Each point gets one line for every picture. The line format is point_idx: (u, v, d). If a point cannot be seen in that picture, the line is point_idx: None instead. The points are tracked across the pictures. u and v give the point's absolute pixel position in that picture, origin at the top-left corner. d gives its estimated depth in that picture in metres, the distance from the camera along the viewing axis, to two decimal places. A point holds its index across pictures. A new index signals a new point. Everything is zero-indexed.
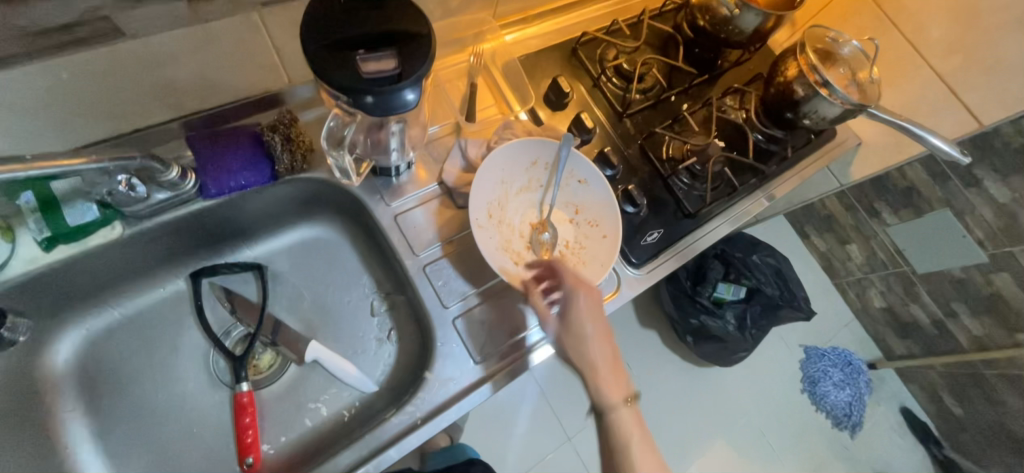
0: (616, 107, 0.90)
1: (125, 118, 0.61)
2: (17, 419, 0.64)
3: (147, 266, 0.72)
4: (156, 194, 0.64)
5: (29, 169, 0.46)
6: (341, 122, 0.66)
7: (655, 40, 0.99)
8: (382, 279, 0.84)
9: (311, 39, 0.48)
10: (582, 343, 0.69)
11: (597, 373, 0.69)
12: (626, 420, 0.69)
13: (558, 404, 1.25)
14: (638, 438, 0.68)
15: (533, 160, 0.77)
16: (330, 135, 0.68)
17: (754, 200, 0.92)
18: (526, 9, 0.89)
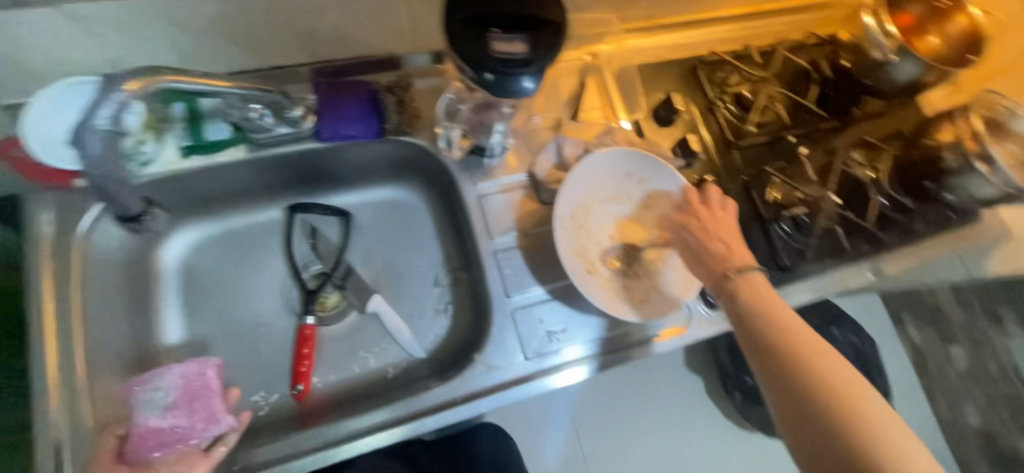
0: (727, 135, 0.84)
1: (267, 54, 0.68)
2: (132, 296, 0.72)
3: (257, 191, 0.79)
4: (278, 128, 0.69)
5: (175, 82, 0.52)
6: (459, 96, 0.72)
7: (787, 73, 0.91)
8: (451, 254, 0.86)
9: (453, 12, 0.50)
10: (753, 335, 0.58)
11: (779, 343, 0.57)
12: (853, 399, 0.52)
13: (580, 423, 1.18)
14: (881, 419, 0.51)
15: (628, 172, 0.75)
16: (446, 108, 0.73)
17: (857, 271, 0.82)
18: (651, 17, 0.86)
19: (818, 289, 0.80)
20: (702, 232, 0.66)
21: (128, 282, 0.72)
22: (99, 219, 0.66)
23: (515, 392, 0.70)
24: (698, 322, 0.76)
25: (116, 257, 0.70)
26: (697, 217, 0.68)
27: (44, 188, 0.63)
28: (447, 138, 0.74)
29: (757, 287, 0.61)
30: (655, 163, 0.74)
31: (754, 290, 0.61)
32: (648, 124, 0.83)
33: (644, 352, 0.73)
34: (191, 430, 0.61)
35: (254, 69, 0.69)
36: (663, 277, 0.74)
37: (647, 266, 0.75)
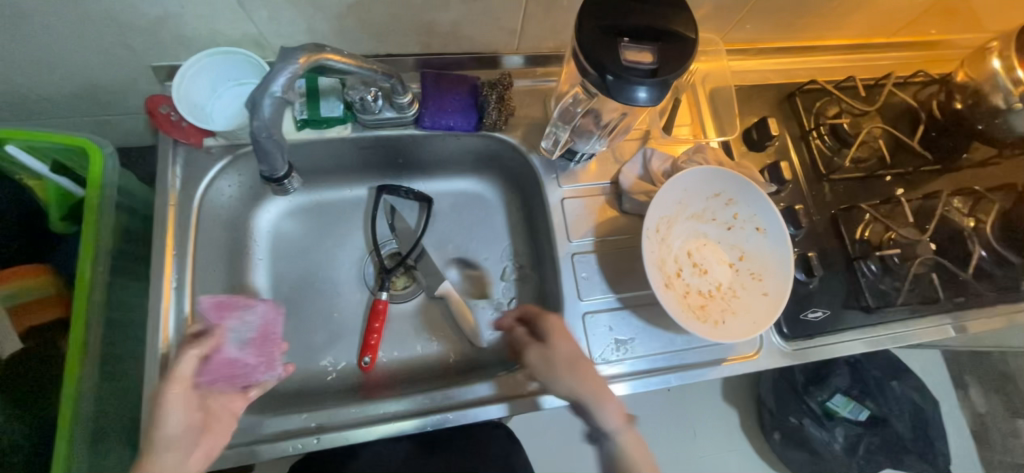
0: (820, 167, 0.82)
1: (384, 43, 0.71)
2: (231, 252, 0.76)
3: (348, 169, 0.82)
4: (386, 111, 0.73)
5: (335, 62, 0.57)
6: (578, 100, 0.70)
7: (892, 110, 0.87)
8: (521, 251, 0.87)
9: (587, 20, 0.51)
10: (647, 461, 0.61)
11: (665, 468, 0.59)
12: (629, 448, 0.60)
13: None
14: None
15: (718, 191, 0.74)
16: (565, 110, 0.71)
17: (935, 326, 0.79)
18: (753, 41, 0.86)
19: (890, 339, 0.78)
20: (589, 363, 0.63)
21: (228, 239, 0.76)
22: (215, 179, 0.71)
23: None
24: (770, 351, 0.74)
25: (221, 214, 0.74)
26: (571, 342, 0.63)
27: (176, 142, 0.70)
28: (553, 136, 0.75)
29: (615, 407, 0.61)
30: (750, 187, 0.72)
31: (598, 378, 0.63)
32: (738, 146, 0.82)
33: (713, 373, 0.72)
34: (254, 369, 0.68)
35: (369, 55, 0.73)
36: (740, 301, 0.73)
37: (723, 288, 0.74)
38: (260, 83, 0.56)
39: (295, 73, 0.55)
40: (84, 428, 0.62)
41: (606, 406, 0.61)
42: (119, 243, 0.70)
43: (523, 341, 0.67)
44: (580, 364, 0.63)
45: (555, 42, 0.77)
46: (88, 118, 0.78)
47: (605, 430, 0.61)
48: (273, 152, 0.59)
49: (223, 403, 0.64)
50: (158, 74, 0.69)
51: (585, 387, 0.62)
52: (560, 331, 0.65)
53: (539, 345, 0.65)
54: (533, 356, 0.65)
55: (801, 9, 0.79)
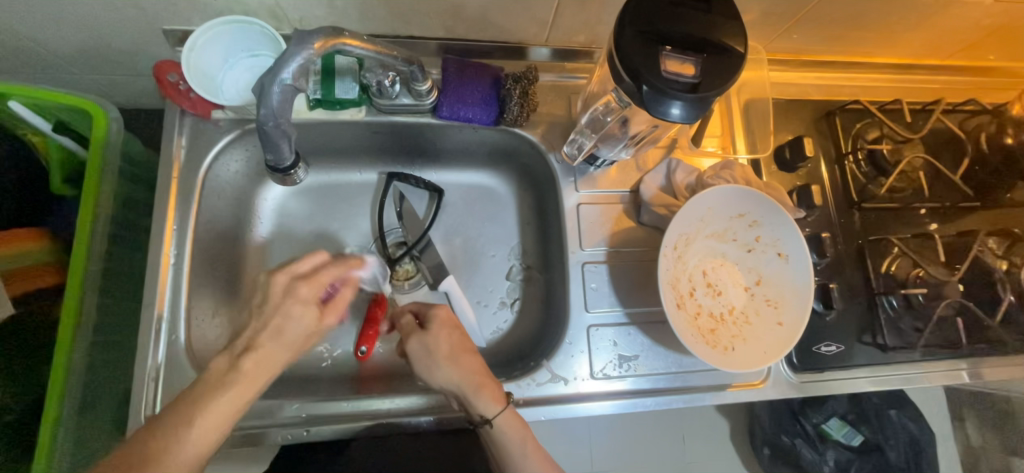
0: (853, 193, 0.78)
1: (407, 24, 0.67)
2: (232, 229, 0.74)
3: (359, 151, 0.79)
4: (401, 98, 0.70)
5: (356, 47, 0.54)
6: (607, 109, 0.67)
7: (936, 138, 0.82)
8: (530, 251, 0.84)
9: (630, 23, 0.48)
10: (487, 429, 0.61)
11: (486, 424, 0.61)
12: (503, 432, 0.61)
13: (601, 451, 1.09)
14: (530, 443, 0.61)
15: (742, 212, 0.70)
16: (593, 119, 0.69)
17: (948, 372, 0.76)
18: (797, 52, 0.81)
19: (899, 380, 0.75)
20: (448, 348, 0.62)
21: (232, 214, 0.73)
22: (220, 155, 0.69)
23: (573, 408, 0.67)
24: (777, 381, 0.72)
25: (225, 191, 0.72)
26: (442, 341, 0.62)
27: (183, 112, 0.68)
28: (577, 143, 0.72)
29: (505, 415, 0.61)
30: (775, 211, 0.68)
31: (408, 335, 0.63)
32: (768, 164, 0.78)
33: (715, 398, 0.70)
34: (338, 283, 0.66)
35: (390, 35, 0.69)
36: (751, 328, 0.70)
37: (736, 313, 0.72)
38: (270, 67, 0.52)
39: (309, 59, 0.51)
40: (74, 398, 0.63)
41: (484, 396, 0.60)
42: (119, 212, 0.70)
43: (406, 329, 0.64)
44: (456, 353, 0.62)
45: (586, 36, 0.72)
46: (98, 76, 0.75)
47: (486, 418, 0.60)
48: (279, 142, 0.57)
49: (297, 321, 0.55)
50: (170, 37, 0.66)
51: (462, 379, 0.61)
52: (445, 320, 0.64)
53: (419, 335, 0.62)
54: (413, 345, 0.62)
55: (856, 22, 0.73)
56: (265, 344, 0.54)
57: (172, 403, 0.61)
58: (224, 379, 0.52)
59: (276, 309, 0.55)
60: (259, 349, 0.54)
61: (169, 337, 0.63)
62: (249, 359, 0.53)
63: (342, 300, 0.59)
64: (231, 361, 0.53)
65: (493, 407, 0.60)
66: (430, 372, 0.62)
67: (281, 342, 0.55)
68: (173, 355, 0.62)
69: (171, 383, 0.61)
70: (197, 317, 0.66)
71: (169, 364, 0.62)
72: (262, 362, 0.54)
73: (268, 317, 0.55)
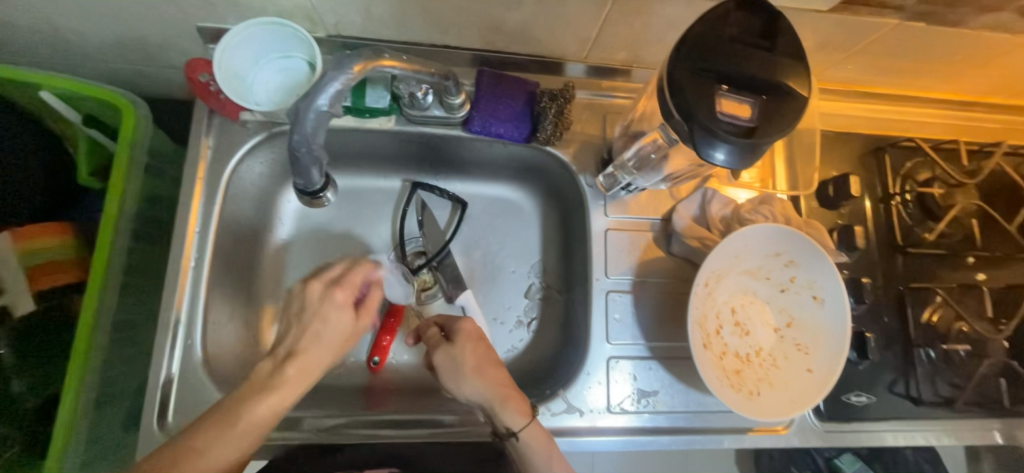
0: (898, 236, 0.73)
1: (443, 34, 0.65)
2: (252, 230, 0.72)
3: (384, 158, 0.77)
4: (433, 109, 0.68)
5: (394, 68, 0.55)
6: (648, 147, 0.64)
7: (990, 182, 0.77)
8: (551, 269, 0.81)
9: (683, 59, 0.46)
10: (515, 445, 0.59)
11: (514, 439, 0.59)
12: (531, 446, 0.58)
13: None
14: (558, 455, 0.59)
15: (778, 251, 0.67)
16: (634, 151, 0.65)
17: (980, 430, 0.73)
18: (851, 82, 0.76)
19: (929, 436, 0.72)
20: (475, 362, 0.60)
21: (253, 215, 0.72)
22: (246, 156, 0.68)
23: (586, 441, 0.65)
24: (800, 427, 0.69)
25: (248, 192, 0.71)
26: (470, 353, 0.61)
27: (212, 111, 0.67)
28: (613, 177, 0.69)
29: (534, 428, 0.59)
30: (816, 253, 0.64)
31: (436, 346, 0.62)
32: (808, 199, 0.75)
33: (734, 441, 0.68)
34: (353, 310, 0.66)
35: (425, 43, 0.67)
36: (779, 372, 0.67)
37: (763, 355, 0.69)
38: (307, 93, 0.54)
39: (346, 83, 0.53)
40: (89, 393, 0.63)
41: (509, 409, 0.58)
42: (143, 208, 0.69)
43: (433, 341, 0.63)
44: (483, 365, 0.60)
45: (627, 54, 0.69)
46: (128, 67, 0.73)
47: (512, 431, 0.59)
48: (309, 168, 0.58)
49: (332, 323, 0.55)
50: (202, 34, 0.64)
51: (489, 391, 0.59)
52: (471, 332, 0.62)
53: (446, 347, 0.61)
54: (440, 358, 0.61)
55: (919, 56, 0.69)
56: (308, 349, 0.54)
57: (185, 408, 0.60)
58: (268, 383, 0.52)
59: (314, 314, 0.55)
60: (301, 354, 0.54)
61: (186, 342, 0.62)
62: (293, 366, 0.54)
63: (373, 301, 0.59)
64: (276, 365, 0.54)
65: (519, 420, 0.58)
66: (455, 385, 0.60)
67: (322, 347, 0.55)
68: (189, 359, 0.62)
69: (187, 386, 0.61)
70: (214, 320, 0.66)
71: (184, 369, 0.62)
72: (307, 367, 0.54)
73: (307, 323, 0.55)
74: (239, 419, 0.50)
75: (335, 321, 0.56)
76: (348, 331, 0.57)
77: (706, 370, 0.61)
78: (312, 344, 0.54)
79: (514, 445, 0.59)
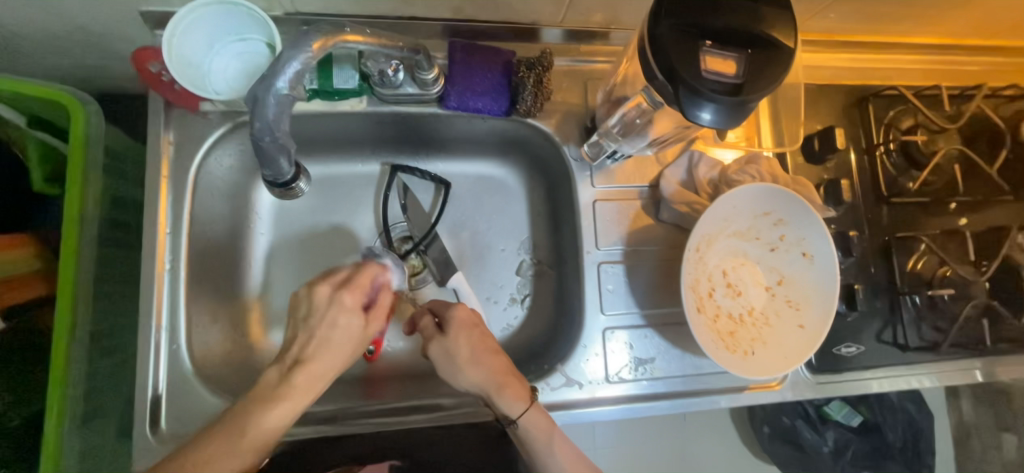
0: (884, 187, 0.73)
1: (409, 6, 0.61)
2: (229, 226, 0.69)
3: (359, 142, 0.74)
4: (406, 87, 0.65)
5: (359, 42, 0.52)
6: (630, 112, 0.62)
7: (971, 126, 0.76)
8: (541, 245, 0.80)
9: (665, 15, 0.44)
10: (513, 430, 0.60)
11: (512, 424, 0.59)
12: (528, 429, 0.59)
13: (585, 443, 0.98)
14: (553, 435, 0.59)
15: (767, 210, 0.67)
16: (621, 119, 0.63)
17: (963, 370, 0.75)
18: (833, 31, 0.75)
19: (915, 380, 0.74)
20: (469, 350, 0.59)
21: (227, 211, 0.69)
22: (212, 149, 0.64)
23: (586, 412, 0.66)
24: (794, 382, 0.71)
25: (220, 188, 0.68)
26: (462, 342, 0.59)
27: (169, 103, 0.63)
28: (599, 146, 0.67)
29: (530, 415, 0.59)
30: (804, 210, 0.64)
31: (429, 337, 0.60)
32: (794, 156, 0.74)
33: (731, 400, 0.69)
34: None
35: (390, 16, 0.63)
36: (771, 330, 0.68)
37: (755, 314, 0.69)
38: (264, 75, 0.50)
39: (307, 62, 0.50)
40: (75, 408, 0.61)
41: (506, 395, 0.58)
42: (107, 213, 0.66)
43: (426, 331, 0.61)
44: (479, 354, 0.59)
45: (605, 16, 0.66)
46: (70, 60, 0.68)
47: (511, 418, 0.59)
48: (277, 158, 0.55)
49: (342, 325, 0.53)
50: (148, 19, 0.60)
51: (485, 380, 0.59)
52: (464, 321, 0.60)
53: (440, 338, 0.60)
54: (434, 350, 0.60)
55: (901, 1, 0.67)
56: (317, 358, 0.52)
57: (179, 414, 0.59)
58: (278, 392, 0.51)
59: (321, 320, 0.53)
60: (309, 362, 0.52)
61: (169, 347, 0.60)
62: (300, 374, 0.52)
63: (383, 305, 0.57)
64: (283, 373, 0.52)
65: (517, 406, 0.58)
66: (451, 373, 0.59)
67: (330, 356, 0.53)
68: (176, 365, 0.60)
69: (177, 393, 0.60)
70: (197, 324, 0.64)
71: (172, 374, 0.60)
72: (315, 375, 0.52)
73: (314, 329, 0.53)
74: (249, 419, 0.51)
75: (348, 339, 0.54)
76: (362, 334, 0.55)
77: (701, 334, 0.62)
78: (320, 356, 0.53)
79: (512, 430, 0.60)
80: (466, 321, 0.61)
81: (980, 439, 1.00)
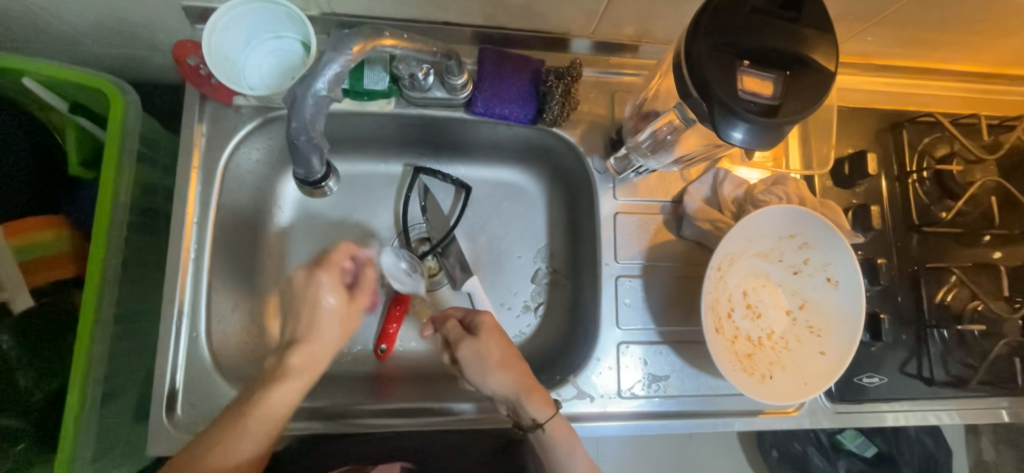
0: (915, 215, 0.72)
1: (443, 11, 0.62)
2: (252, 218, 0.71)
3: (384, 142, 0.75)
4: (434, 91, 0.65)
5: (395, 47, 0.53)
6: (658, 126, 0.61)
7: (1010, 157, 0.74)
8: (558, 254, 0.80)
9: (703, 30, 0.44)
10: (539, 438, 0.59)
11: (540, 430, 0.59)
12: (554, 436, 0.59)
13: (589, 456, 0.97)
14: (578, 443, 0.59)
15: (793, 233, 0.65)
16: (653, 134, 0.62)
17: (989, 409, 0.72)
18: (869, 54, 0.73)
19: (938, 415, 0.71)
20: (500, 353, 0.59)
21: (251, 204, 0.70)
22: (242, 143, 0.66)
23: (595, 426, 0.65)
24: (812, 409, 0.69)
25: (246, 181, 0.69)
26: (493, 344, 0.60)
27: (204, 96, 0.64)
28: (626, 160, 0.67)
29: (559, 422, 0.59)
30: (832, 235, 0.63)
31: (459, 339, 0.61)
32: (823, 178, 0.72)
33: (746, 424, 0.68)
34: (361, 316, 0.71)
35: (423, 20, 0.64)
36: (791, 355, 0.67)
37: (775, 337, 0.68)
38: (303, 76, 0.51)
39: (346, 65, 0.51)
40: (96, 388, 0.62)
41: (535, 400, 0.58)
42: (138, 200, 0.67)
43: (453, 334, 0.61)
44: (507, 358, 0.59)
45: (636, 29, 0.66)
46: (112, 50, 0.70)
47: (538, 423, 0.59)
48: (308, 155, 0.56)
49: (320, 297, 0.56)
50: (190, 14, 0.61)
51: (513, 384, 0.59)
52: (492, 326, 0.61)
53: (470, 340, 0.60)
54: (463, 352, 0.60)
55: (943, 27, 0.66)
56: (307, 338, 0.55)
57: (194, 401, 0.60)
58: (275, 373, 0.53)
59: (305, 300, 0.57)
60: (302, 345, 0.55)
61: (189, 334, 0.61)
62: (296, 355, 0.54)
63: (368, 281, 0.59)
64: (279, 355, 0.55)
65: (544, 411, 0.58)
66: (480, 376, 0.59)
67: (320, 333, 0.56)
68: (194, 352, 0.61)
69: (194, 380, 0.61)
70: (217, 312, 0.65)
71: (190, 361, 0.61)
72: (307, 355, 0.55)
73: (301, 309, 0.57)
74: (264, 411, 0.52)
75: (332, 318, 0.56)
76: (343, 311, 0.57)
77: (720, 355, 0.60)
78: (312, 337, 0.55)
79: (538, 437, 0.59)
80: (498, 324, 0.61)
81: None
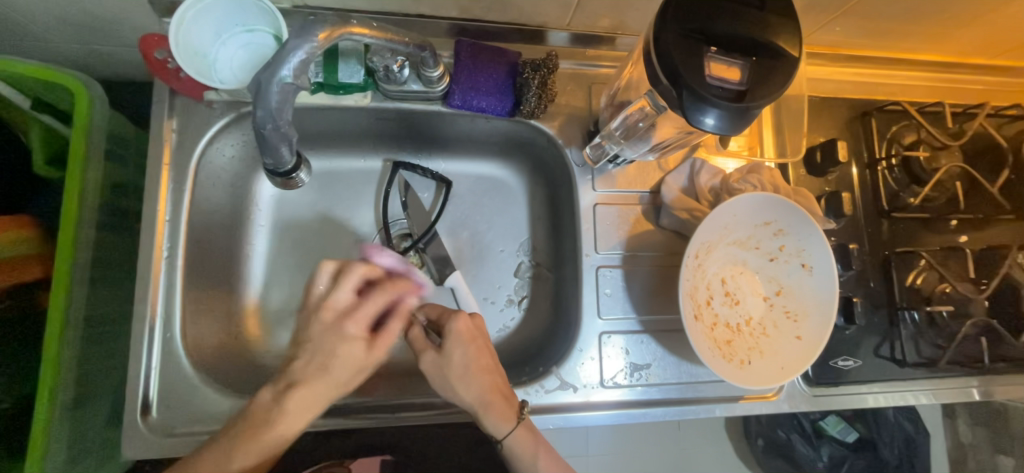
0: (885, 201, 0.73)
1: (417, 4, 0.62)
2: (228, 216, 0.69)
3: (361, 137, 0.74)
4: (411, 83, 0.65)
5: (365, 36, 0.53)
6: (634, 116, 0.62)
7: (973, 144, 0.77)
8: (541, 247, 0.80)
9: (670, 18, 0.44)
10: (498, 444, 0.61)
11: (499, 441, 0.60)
12: (513, 448, 0.59)
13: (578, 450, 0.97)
14: (538, 454, 0.60)
15: (768, 220, 0.66)
16: (625, 123, 0.63)
17: (959, 388, 0.75)
18: (837, 45, 0.75)
19: (911, 396, 0.73)
20: (463, 366, 0.58)
21: (226, 202, 0.69)
22: (215, 139, 0.65)
23: (579, 416, 0.65)
24: (790, 393, 0.71)
25: (221, 178, 0.68)
26: (455, 358, 0.58)
27: (174, 91, 0.63)
28: (602, 149, 0.67)
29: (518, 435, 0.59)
30: (805, 221, 0.64)
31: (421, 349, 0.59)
32: (796, 167, 0.74)
33: (727, 409, 0.69)
34: None
35: (397, 13, 0.63)
36: (769, 340, 0.68)
37: (753, 323, 0.69)
38: (268, 63, 0.50)
39: (312, 52, 0.50)
40: (66, 392, 0.60)
41: (494, 417, 0.58)
42: (107, 198, 0.66)
43: (417, 343, 0.60)
44: (471, 372, 0.58)
45: (611, 21, 0.67)
46: (77, 46, 0.68)
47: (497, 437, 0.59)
48: (278, 146, 0.55)
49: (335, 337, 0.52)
50: (157, 7, 0.60)
51: (475, 398, 0.58)
52: (461, 337, 0.59)
53: (434, 353, 0.59)
54: (427, 361, 0.59)
55: (906, 18, 0.68)
56: (309, 382, 0.51)
57: (170, 404, 0.59)
58: (268, 419, 0.50)
59: (320, 346, 0.52)
60: (303, 390, 0.51)
61: (163, 335, 0.60)
62: (293, 399, 0.51)
63: (392, 332, 0.54)
64: (276, 396, 0.52)
65: (503, 427, 0.59)
66: (443, 386, 0.59)
67: (328, 378, 0.52)
68: (169, 353, 0.60)
69: (169, 381, 0.59)
70: (193, 312, 0.63)
71: (164, 362, 0.60)
72: (306, 400, 0.51)
73: (314, 352, 0.52)
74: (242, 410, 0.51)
75: (346, 360, 0.52)
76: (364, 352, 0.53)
77: (698, 341, 0.61)
78: (320, 380, 0.51)
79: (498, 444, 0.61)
80: (461, 337, 0.59)
81: (976, 459, 0.99)
